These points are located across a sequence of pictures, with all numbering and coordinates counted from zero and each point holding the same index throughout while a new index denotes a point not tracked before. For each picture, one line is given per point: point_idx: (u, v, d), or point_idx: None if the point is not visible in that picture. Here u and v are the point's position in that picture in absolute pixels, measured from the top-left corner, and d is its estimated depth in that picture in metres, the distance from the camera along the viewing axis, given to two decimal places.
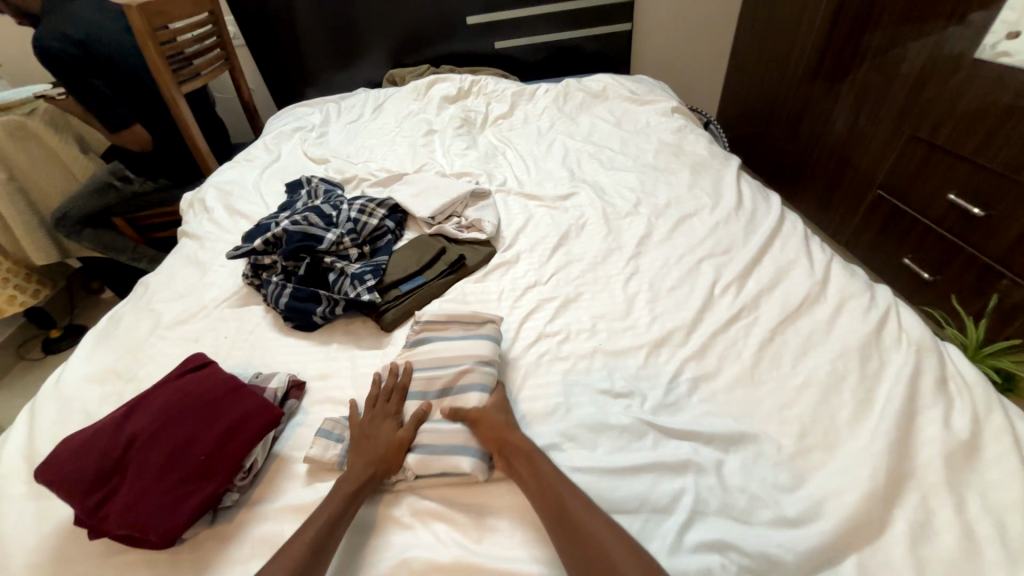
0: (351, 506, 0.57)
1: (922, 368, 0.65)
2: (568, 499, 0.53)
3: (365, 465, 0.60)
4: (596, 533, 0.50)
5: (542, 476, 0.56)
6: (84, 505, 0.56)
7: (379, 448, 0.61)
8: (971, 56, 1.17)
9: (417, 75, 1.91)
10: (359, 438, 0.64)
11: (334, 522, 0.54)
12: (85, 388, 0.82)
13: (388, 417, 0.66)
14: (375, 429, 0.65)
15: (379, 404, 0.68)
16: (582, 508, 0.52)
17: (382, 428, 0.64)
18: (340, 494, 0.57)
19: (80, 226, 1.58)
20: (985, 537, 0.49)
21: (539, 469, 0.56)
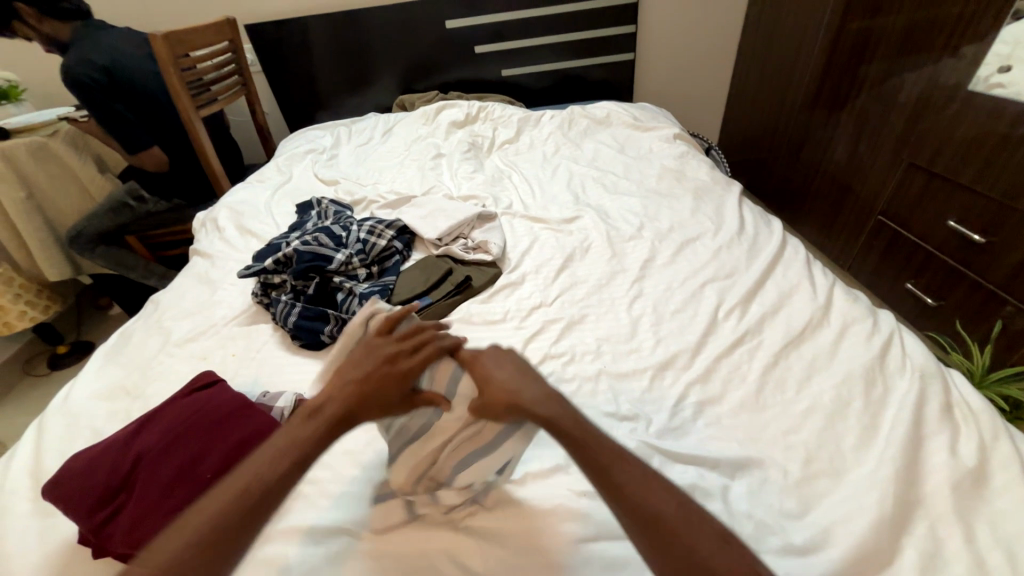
0: (293, 477, 0.48)
1: (927, 394, 0.65)
2: (616, 466, 0.48)
3: (330, 427, 0.51)
4: (654, 500, 0.45)
5: (584, 442, 0.50)
6: (90, 523, 0.57)
7: (368, 398, 0.54)
8: (965, 88, 1.21)
9: (426, 101, 1.97)
10: (344, 376, 0.57)
11: (274, 488, 0.46)
12: (94, 405, 0.83)
13: (388, 361, 0.57)
14: (366, 369, 0.57)
15: (382, 345, 0.60)
16: (636, 473, 0.47)
17: (379, 368, 0.56)
18: (286, 458, 0.48)
19: (94, 243, 1.62)
20: (998, 568, 0.48)
21: (580, 440, 0.50)
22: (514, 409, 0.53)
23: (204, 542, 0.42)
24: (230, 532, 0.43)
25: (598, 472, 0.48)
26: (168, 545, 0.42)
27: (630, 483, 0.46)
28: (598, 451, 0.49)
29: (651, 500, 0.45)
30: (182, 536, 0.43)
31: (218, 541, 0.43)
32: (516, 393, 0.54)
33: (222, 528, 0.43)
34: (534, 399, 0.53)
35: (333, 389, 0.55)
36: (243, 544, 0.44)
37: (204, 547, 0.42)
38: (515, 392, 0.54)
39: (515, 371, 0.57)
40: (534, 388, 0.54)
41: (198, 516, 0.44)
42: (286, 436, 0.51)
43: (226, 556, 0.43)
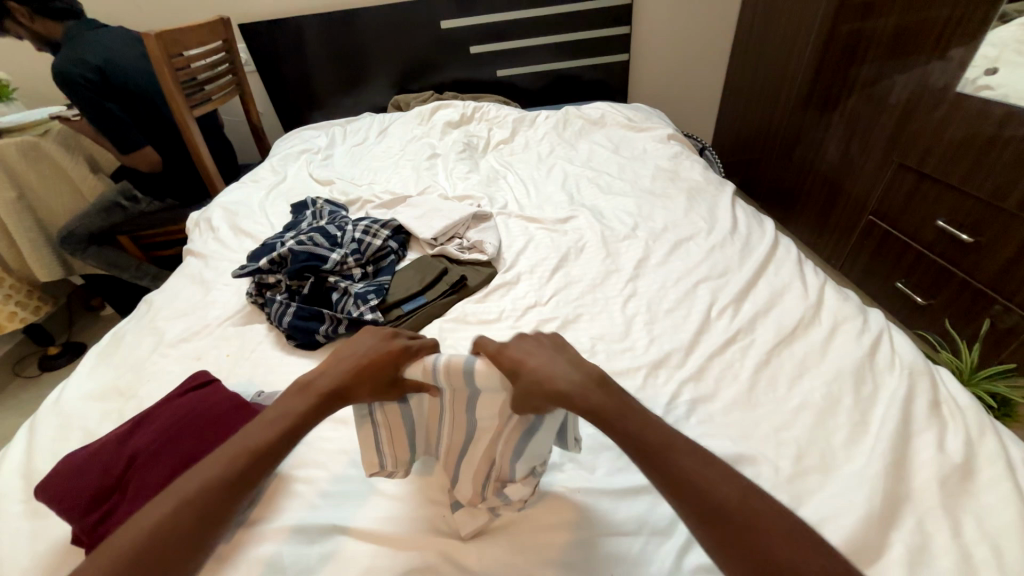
0: (283, 446, 0.53)
1: (915, 391, 0.66)
2: (663, 447, 0.48)
3: (316, 403, 0.56)
4: (717, 490, 0.44)
5: (631, 425, 0.50)
6: (82, 524, 0.56)
7: (357, 376, 0.58)
8: (954, 90, 1.23)
9: (421, 101, 1.97)
10: (339, 356, 0.61)
11: (261, 456, 0.51)
12: (86, 406, 0.82)
13: (381, 343, 0.61)
14: (358, 349, 0.61)
15: (381, 329, 0.63)
16: (681, 447, 0.48)
17: (370, 350, 0.60)
18: (277, 427, 0.53)
19: (86, 243, 1.60)
20: (983, 561, 0.49)
21: (638, 429, 0.50)
22: (558, 398, 0.52)
23: (192, 502, 0.46)
24: (221, 489, 0.48)
25: (644, 453, 0.48)
26: (160, 504, 0.46)
27: (679, 460, 0.47)
28: (643, 434, 0.49)
29: (698, 476, 0.46)
30: (181, 493, 0.47)
31: (204, 502, 0.47)
32: (552, 377, 0.53)
33: (213, 492, 0.47)
34: (574, 386, 0.52)
35: (327, 367, 0.60)
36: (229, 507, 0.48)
37: (194, 505, 0.46)
38: (557, 380, 0.53)
39: (552, 356, 0.57)
40: (576, 375, 0.54)
41: (187, 482, 0.48)
42: (278, 410, 0.56)
43: (213, 517, 0.47)
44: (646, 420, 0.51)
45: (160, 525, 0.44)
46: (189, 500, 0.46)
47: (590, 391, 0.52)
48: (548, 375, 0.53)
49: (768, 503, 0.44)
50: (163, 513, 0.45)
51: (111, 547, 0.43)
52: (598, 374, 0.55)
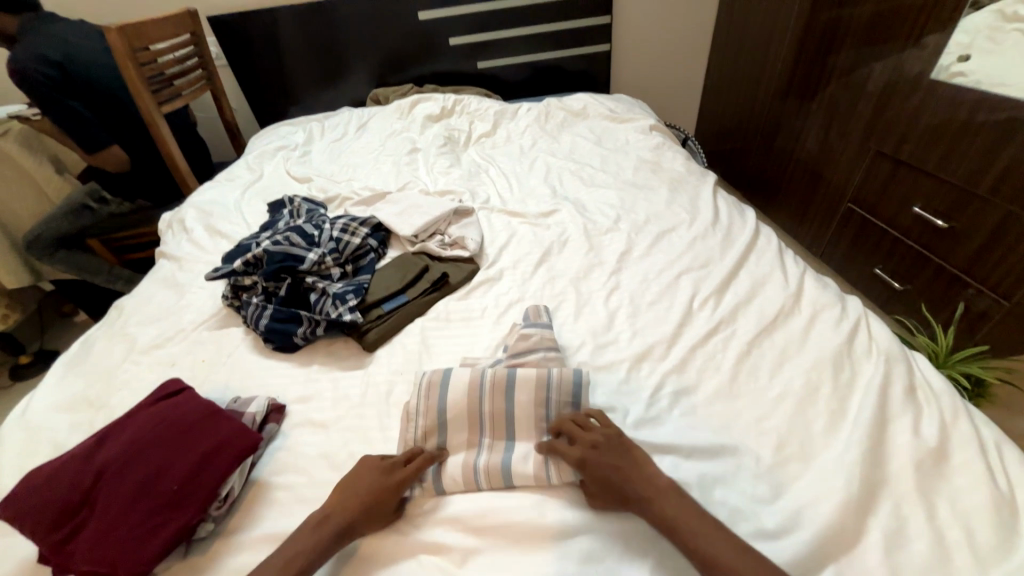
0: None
1: (892, 376, 0.67)
2: (724, 555, 0.49)
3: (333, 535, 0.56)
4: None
5: (692, 536, 0.51)
6: (50, 542, 0.55)
7: (370, 509, 0.58)
8: (928, 77, 1.24)
9: (401, 95, 1.94)
10: (347, 487, 0.60)
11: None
12: (54, 418, 0.79)
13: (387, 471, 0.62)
14: (366, 478, 0.61)
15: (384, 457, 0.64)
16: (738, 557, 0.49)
17: (375, 481, 0.60)
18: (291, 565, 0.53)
19: (53, 248, 1.54)
20: (955, 543, 0.50)
21: (696, 528, 0.52)
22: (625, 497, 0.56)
23: None
24: None
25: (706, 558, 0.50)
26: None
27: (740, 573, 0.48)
28: (699, 537, 0.51)
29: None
30: None
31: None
32: (625, 481, 0.56)
33: None
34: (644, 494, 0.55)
35: (334, 500, 0.59)
36: None
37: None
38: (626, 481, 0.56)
39: (623, 455, 0.59)
40: (649, 483, 0.56)
41: None
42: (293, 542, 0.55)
43: None
44: (703, 517, 0.53)
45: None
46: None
47: (656, 495, 0.55)
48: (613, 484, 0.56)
49: None
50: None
51: None
52: (669, 482, 0.56)
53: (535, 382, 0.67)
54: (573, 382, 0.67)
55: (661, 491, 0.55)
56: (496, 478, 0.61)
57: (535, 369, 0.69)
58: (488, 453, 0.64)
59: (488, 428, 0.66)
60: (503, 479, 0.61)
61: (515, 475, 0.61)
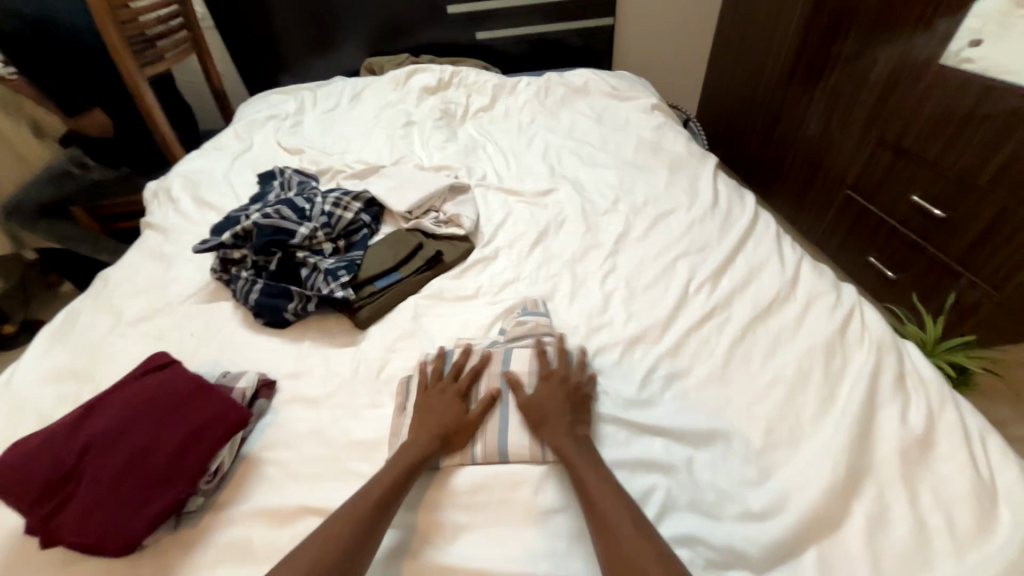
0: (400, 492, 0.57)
1: (883, 365, 0.67)
2: (613, 519, 0.51)
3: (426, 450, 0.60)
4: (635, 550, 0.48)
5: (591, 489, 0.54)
6: (35, 515, 0.54)
7: (447, 434, 0.62)
8: (937, 62, 1.21)
9: (396, 64, 1.87)
10: (424, 415, 0.65)
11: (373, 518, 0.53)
12: (39, 390, 0.78)
13: (455, 395, 0.67)
14: (440, 406, 0.65)
15: (445, 383, 0.68)
16: (624, 520, 0.51)
17: (437, 404, 0.66)
18: (397, 474, 0.57)
19: (35, 217, 1.49)
20: (935, 527, 0.51)
21: (596, 476, 0.55)
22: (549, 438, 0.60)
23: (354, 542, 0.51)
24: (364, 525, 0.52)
25: (593, 514, 0.52)
26: (316, 544, 0.51)
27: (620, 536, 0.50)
28: (599, 497, 0.53)
29: (620, 530, 0.50)
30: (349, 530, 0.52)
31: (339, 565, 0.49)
32: (551, 426, 0.60)
33: (361, 534, 0.52)
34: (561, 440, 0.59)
35: (415, 429, 0.63)
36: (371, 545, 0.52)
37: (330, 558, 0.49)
38: (552, 423, 0.61)
39: (565, 403, 0.63)
40: (572, 434, 0.60)
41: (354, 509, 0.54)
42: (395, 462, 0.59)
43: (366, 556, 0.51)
44: (606, 477, 0.55)
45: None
46: (326, 553, 0.50)
47: (565, 450, 0.58)
48: (548, 423, 0.61)
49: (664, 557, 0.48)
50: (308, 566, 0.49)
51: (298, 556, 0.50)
52: (583, 437, 0.60)
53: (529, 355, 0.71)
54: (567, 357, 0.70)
55: (580, 447, 0.58)
56: (493, 454, 0.61)
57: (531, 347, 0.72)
58: (486, 426, 0.63)
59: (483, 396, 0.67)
60: (499, 454, 0.61)
61: (511, 452, 0.61)
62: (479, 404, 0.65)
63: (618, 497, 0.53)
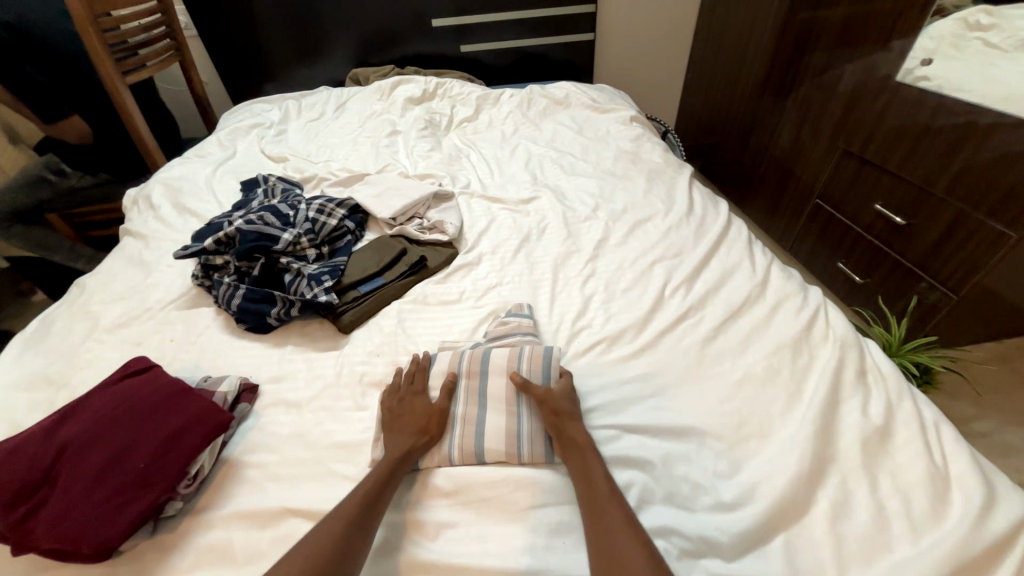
0: (382, 493, 0.57)
1: (846, 361, 0.71)
2: (610, 513, 0.53)
3: (405, 454, 0.62)
4: (624, 545, 0.50)
5: (592, 480, 0.57)
6: (7, 520, 0.53)
7: (421, 438, 0.64)
8: (893, 80, 1.29)
9: (382, 75, 1.89)
10: (392, 419, 0.67)
11: (361, 516, 0.54)
12: (11, 397, 0.76)
13: (416, 395, 0.70)
14: (406, 408, 0.68)
15: (403, 386, 0.71)
16: (608, 508, 0.53)
17: (401, 406, 0.68)
18: (377, 478, 0.58)
19: (8, 222, 1.45)
20: (894, 512, 0.54)
21: (592, 474, 0.57)
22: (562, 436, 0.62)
23: (339, 541, 0.51)
24: (354, 525, 0.53)
25: (588, 502, 0.55)
26: (307, 549, 0.51)
27: (605, 522, 0.52)
28: (601, 496, 0.55)
29: (615, 526, 0.52)
30: (332, 535, 0.51)
31: (338, 561, 0.49)
32: (566, 427, 0.62)
33: (346, 533, 0.52)
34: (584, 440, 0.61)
35: (388, 432, 0.65)
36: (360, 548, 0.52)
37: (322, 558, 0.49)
38: (568, 422, 0.63)
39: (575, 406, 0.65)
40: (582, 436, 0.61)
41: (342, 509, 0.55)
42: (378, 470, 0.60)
43: (358, 555, 0.51)
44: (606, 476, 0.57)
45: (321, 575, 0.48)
46: (317, 548, 0.50)
47: (580, 450, 0.60)
48: (564, 417, 0.63)
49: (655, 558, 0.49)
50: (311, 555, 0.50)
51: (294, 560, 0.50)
52: (589, 440, 0.61)
53: (509, 355, 0.72)
54: (544, 356, 0.71)
55: (590, 449, 0.60)
56: (470, 455, 0.63)
57: (510, 346, 0.74)
58: (463, 428, 0.65)
59: (463, 399, 0.69)
60: (475, 456, 0.63)
61: (487, 452, 0.63)
62: (442, 393, 0.69)
63: (613, 495, 0.55)
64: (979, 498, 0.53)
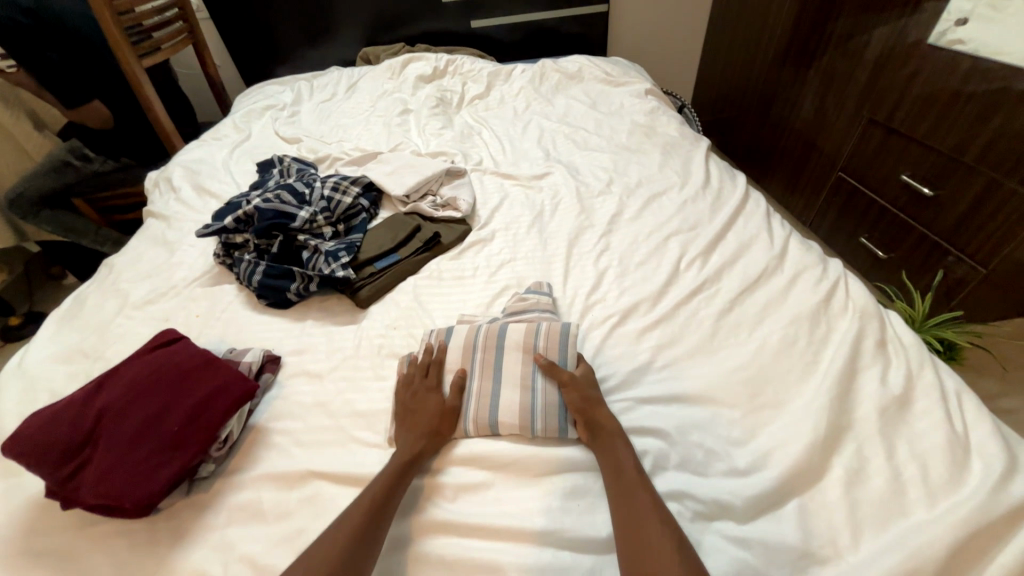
0: (395, 490, 0.57)
1: (865, 331, 0.70)
2: (638, 498, 0.53)
3: (420, 443, 0.62)
4: (652, 532, 0.50)
5: (618, 458, 0.57)
6: (56, 477, 0.57)
7: (433, 435, 0.63)
8: (925, 43, 1.22)
9: (392, 54, 1.87)
10: (405, 414, 0.66)
11: (375, 515, 0.53)
12: (51, 368, 0.80)
13: (430, 390, 0.68)
14: (419, 404, 0.66)
15: (417, 379, 0.69)
16: (634, 485, 0.54)
17: (411, 400, 0.67)
18: (391, 475, 0.58)
19: (37, 207, 1.51)
20: (910, 477, 0.54)
21: (619, 458, 0.57)
22: (590, 419, 0.62)
23: (356, 526, 0.52)
24: (359, 532, 0.52)
25: (612, 477, 0.56)
26: (331, 540, 0.51)
27: (634, 497, 0.53)
28: (631, 482, 0.55)
29: (643, 515, 0.51)
30: (347, 531, 0.52)
31: (348, 567, 0.48)
32: (595, 411, 0.62)
33: (364, 527, 0.52)
34: (613, 428, 0.60)
35: (399, 420, 0.65)
36: (372, 548, 0.51)
37: (337, 560, 0.49)
38: (596, 406, 0.62)
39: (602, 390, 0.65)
40: (611, 423, 0.61)
41: (355, 508, 0.54)
42: (392, 466, 0.59)
43: (372, 553, 0.51)
44: (634, 463, 0.57)
45: (334, 573, 0.48)
46: (343, 530, 0.52)
47: (611, 434, 0.60)
48: (593, 405, 0.63)
49: (685, 550, 0.48)
50: (340, 542, 0.50)
51: (326, 545, 0.51)
52: (619, 427, 0.61)
53: (526, 329, 0.72)
54: (561, 333, 0.71)
55: (619, 439, 0.59)
56: (484, 427, 0.65)
57: (527, 323, 0.74)
58: (477, 402, 0.66)
59: (477, 374, 0.69)
60: (490, 428, 0.64)
61: (501, 425, 0.64)
62: (452, 391, 0.67)
63: (641, 481, 0.55)
64: (999, 465, 0.53)
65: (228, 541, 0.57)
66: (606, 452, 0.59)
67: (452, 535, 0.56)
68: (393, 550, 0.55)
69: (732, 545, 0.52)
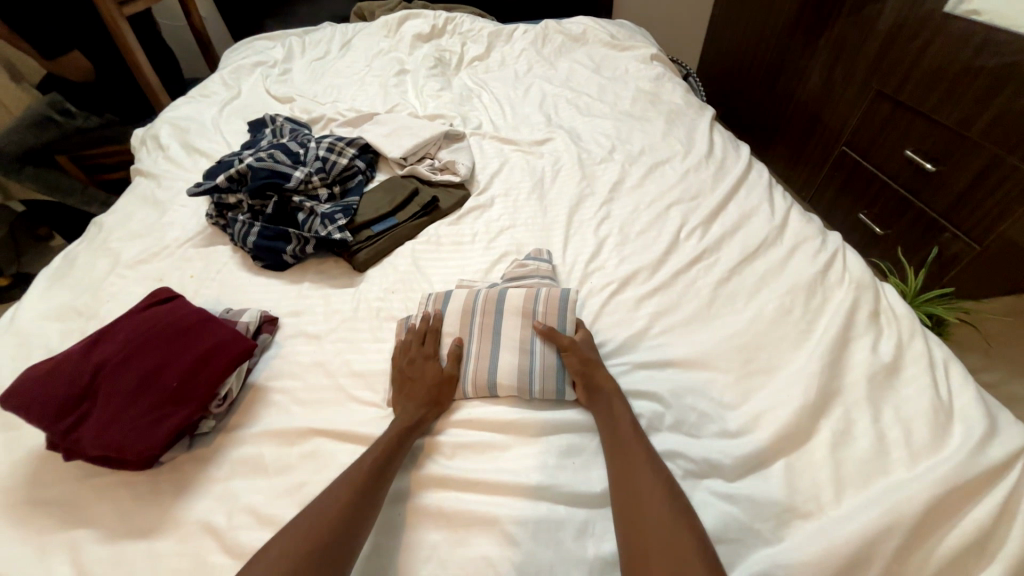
0: (395, 454, 0.57)
1: (860, 302, 0.71)
2: (633, 455, 0.54)
3: (418, 409, 0.62)
4: (646, 487, 0.51)
5: (614, 419, 0.59)
6: (56, 430, 0.57)
7: (432, 400, 0.64)
8: (941, 12, 1.18)
9: (388, 10, 1.79)
10: (403, 381, 0.66)
11: (375, 477, 0.54)
12: (44, 326, 0.80)
13: (428, 358, 0.68)
14: (417, 370, 0.67)
15: (415, 347, 0.69)
16: (630, 443, 0.56)
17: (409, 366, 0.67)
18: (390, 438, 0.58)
19: (19, 164, 1.43)
20: (893, 439, 0.56)
21: (615, 418, 0.59)
22: (587, 383, 0.63)
23: (357, 485, 0.53)
24: (361, 488, 0.53)
25: (608, 436, 0.57)
26: (331, 495, 0.52)
27: (628, 455, 0.55)
28: (627, 441, 0.56)
29: (638, 471, 0.53)
30: (347, 490, 0.52)
31: (349, 523, 0.49)
32: (593, 374, 0.63)
33: (364, 485, 0.53)
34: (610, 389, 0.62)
35: (398, 386, 0.66)
36: (372, 505, 0.52)
37: (337, 515, 0.50)
38: (593, 371, 0.63)
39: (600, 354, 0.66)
40: (608, 387, 0.62)
41: (356, 469, 0.55)
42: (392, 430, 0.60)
43: (372, 510, 0.52)
44: (629, 423, 0.58)
45: (333, 527, 0.49)
46: (344, 486, 0.53)
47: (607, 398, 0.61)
48: (591, 368, 0.64)
49: (677, 504, 0.50)
50: (342, 497, 0.51)
51: (327, 500, 0.52)
52: (616, 390, 0.62)
53: (525, 295, 0.72)
54: (560, 300, 0.71)
55: (616, 401, 0.61)
56: (483, 389, 0.66)
57: (527, 288, 0.74)
58: (476, 366, 0.67)
59: (476, 339, 0.70)
60: (488, 389, 0.65)
61: (499, 386, 0.65)
62: (450, 358, 0.68)
63: (637, 439, 0.56)
64: (980, 429, 0.55)
65: (231, 492, 0.58)
66: (602, 413, 0.60)
67: (451, 489, 0.57)
68: (394, 504, 0.57)
69: (720, 500, 0.54)
